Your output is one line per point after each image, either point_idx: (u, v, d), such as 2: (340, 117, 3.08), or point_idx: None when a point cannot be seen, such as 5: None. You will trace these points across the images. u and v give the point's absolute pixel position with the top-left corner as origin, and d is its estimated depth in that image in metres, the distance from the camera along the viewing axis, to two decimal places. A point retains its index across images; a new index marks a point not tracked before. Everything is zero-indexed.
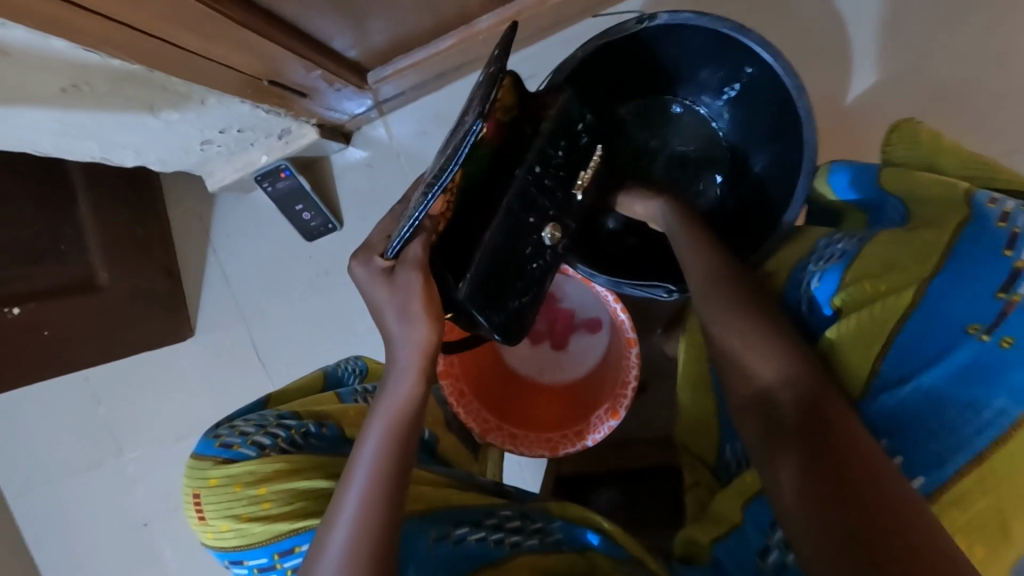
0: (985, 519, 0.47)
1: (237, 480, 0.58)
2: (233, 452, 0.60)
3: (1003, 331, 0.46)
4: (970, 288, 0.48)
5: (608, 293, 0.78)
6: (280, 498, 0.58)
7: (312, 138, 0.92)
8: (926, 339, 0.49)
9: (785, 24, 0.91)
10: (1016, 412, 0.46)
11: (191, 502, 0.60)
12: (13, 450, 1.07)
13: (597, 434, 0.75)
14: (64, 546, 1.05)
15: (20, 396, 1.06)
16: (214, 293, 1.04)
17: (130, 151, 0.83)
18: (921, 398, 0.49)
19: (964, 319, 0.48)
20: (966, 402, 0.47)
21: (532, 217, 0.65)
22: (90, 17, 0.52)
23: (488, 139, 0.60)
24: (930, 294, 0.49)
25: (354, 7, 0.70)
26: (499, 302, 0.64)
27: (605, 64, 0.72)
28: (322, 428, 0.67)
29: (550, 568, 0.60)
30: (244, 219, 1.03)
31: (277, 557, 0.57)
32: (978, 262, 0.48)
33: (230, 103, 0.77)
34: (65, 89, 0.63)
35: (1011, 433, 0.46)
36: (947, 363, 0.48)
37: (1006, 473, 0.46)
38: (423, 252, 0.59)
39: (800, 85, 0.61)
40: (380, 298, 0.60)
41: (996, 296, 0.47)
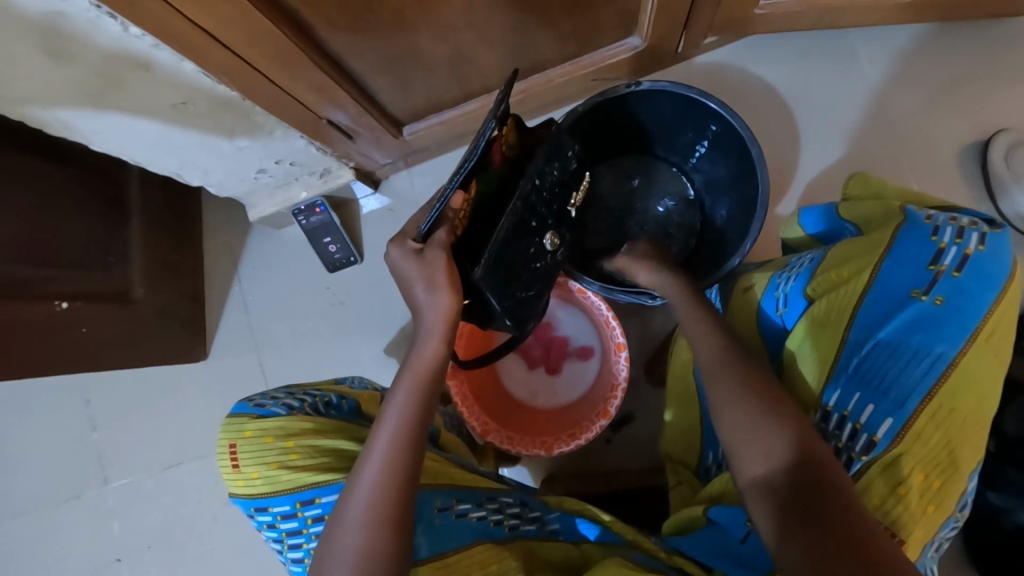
0: (939, 453, 0.51)
1: (269, 433, 0.67)
2: (266, 410, 0.70)
3: (936, 291, 0.54)
4: (909, 261, 0.55)
5: (601, 303, 0.88)
6: (306, 451, 0.66)
7: (347, 180, 1.00)
8: (880, 305, 0.56)
9: (771, 109, 1.01)
10: (954, 356, 0.52)
11: (227, 452, 0.69)
12: (9, 468, 1.18)
13: (590, 433, 0.84)
14: (51, 557, 1.15)
15: (51, 414, 1.19)
16: (234, 319, 1.14)
17: (201, 172, 0.84)
18: (880, 352, 0.55)
19: (908, 285, 0.55)
20: (914, 347, 0.53)
21: (533, 222, 0.71)
22: (215, 47, 0.58)
23: (495, 164, 0.68)
24: (883, 273, 0.56)
25: (403, 68, 0.78)
26: (509, 288, 0.69)
27: (597, 124, 0.85)
28: (342, 401, 0.75)
29: (547, 553, 0.65)
30: (270, 252, 1.14)
31: (299, 505, 0.65)
32: (914, 244, 0.56)
33: (293, 136, 0.81)
34: (175, 106, 0.67)
35: (950, 370, 0.52)
36: (897, 319, 0.54)
37: (951, 405, 0.52)
38: (447, 238, 0.64)
39: (754, 137, 0.74)
40: (410, 272, 0.65)
41: (928, 268, 0.55)
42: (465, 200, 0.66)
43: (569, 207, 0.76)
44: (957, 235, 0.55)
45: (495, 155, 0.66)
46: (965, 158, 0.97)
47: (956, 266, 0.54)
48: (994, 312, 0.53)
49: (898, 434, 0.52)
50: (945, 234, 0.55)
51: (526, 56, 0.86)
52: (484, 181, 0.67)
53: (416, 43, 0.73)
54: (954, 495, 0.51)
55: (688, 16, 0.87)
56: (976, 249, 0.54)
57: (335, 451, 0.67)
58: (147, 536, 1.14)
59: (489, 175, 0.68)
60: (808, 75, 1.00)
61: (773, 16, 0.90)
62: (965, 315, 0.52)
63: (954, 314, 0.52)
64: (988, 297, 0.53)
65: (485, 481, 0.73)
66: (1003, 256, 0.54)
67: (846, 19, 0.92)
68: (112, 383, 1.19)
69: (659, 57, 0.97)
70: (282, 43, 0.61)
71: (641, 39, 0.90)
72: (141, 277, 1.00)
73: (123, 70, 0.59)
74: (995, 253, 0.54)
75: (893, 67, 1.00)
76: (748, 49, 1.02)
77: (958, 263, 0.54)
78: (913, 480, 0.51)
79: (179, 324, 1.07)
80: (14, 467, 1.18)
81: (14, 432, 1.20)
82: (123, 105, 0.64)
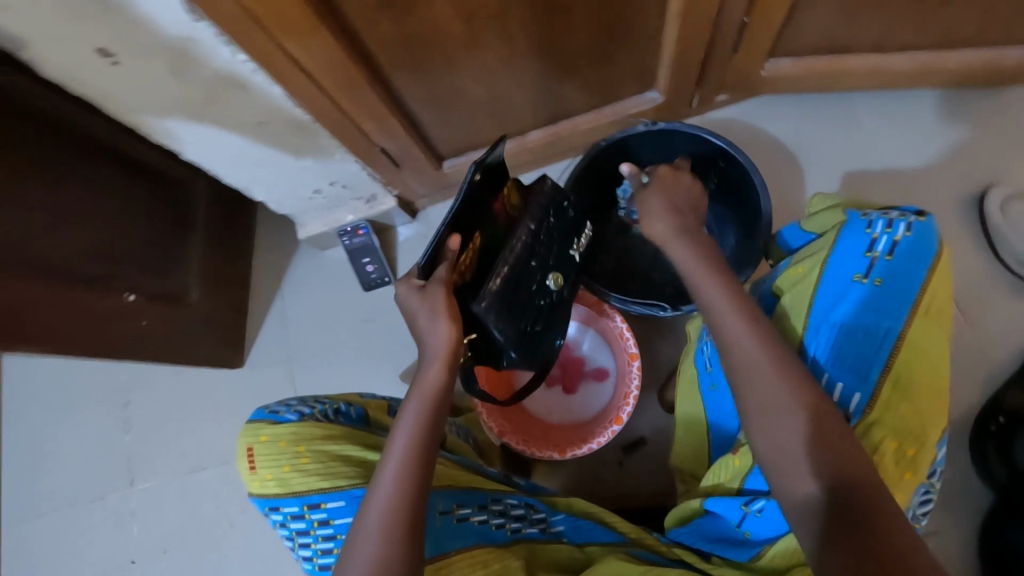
0: (907, 417, 0.63)
1: (283, 438, 0.74)
2: (280, 416, 0.76)
3: (874, 275, 0.65)
4: (852, 252, 0.67)
5: (616, 315, 0.97)
6: (315, 457, 0.73)
7: (390, 206, 1.11)
8: (832, 291, 0.66)
9: (777, 162, 1.10)
10: (898, 331, 0.64)
11: (245, 455, 0.75)
12: (41, 466, 1.23)
13: (601, 437, 0.91)
14: (72, 554, 1.18)
15: (82, 415, 1.23)
16: (274, 329, 1.22)
17: (266, 188, 0.96)
18: (841, 334, 0.65)
19: (852, 271, 0.66)
20: (866, 325, 0.64)
21: (534, 262, 0.79)
22: (302, 75, 0.71)
23: (501, 217, 0.79)
24: (833, 264, 0.67)
25: (451, 106, 0.91)
26: (514, 319, 0.76)
27: (619, 159, 0.95)
28: (351, 409, 0.82)
29: (546, 556, 0.73)
30: (313, 271, 1.23)
31: (307, 508, 0.73)
32: (855, 239, 0.67)
33: (349, 160, 0.93)
34: (259, 125, 0.79)
35: (898, 342, 0.64)
36: (849, 301, 0.65)
37: (907, 372, 0.64)
38: (446, 274, 0.70)
39: (756, 167, 0.86)
40: (413, 305, 0.70)
41: (866, 257, 0.66)
42: (469, 250, 0.75)
43: (570, 251, 0.85)
44: (887, 226, 0.66)
45: (494, 211, 0.78)
46: (961, 212, 1.05)
47: (887, 251, 0.65)
48: (924, 288, 0.65)
49: (868, 406, 0.63)
50: (877, 227, 0.66)
51: (556, 103, 0.97)
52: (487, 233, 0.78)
53: (464, 84, 0.85)
54: (921, 457, 0.64)
55: (701, 75, 0.99)
56: (904, 235, 0.65)
57: (342, 458, 0.74)
58: (163, 540, 1.17)
59: (493, 226, 0.78)
60: (814, 131, 1.10)
61: (779, 78, 1.01)
62: (898, 293, 0.64)
63: (892, 292, 0.64)
64: (918, 274, 0.65)
65: (491, 482, 0.79)
66: (927, 238, 0.66)
67: (847, 82, 1.02)
68: (142, 388, 1.22)
69: (675, 111, 1.08)
70: (354, 73, 0.74)
71: (659, 93, 1.01)
72: (197, 283, 1.10)
73: (223, 89, 0.71)
74: (920, 238, 0.65)
75: (894, 128, 1.09)
76: (758, 106, 1.13)
77: (889, 248, 0.65)
78: (886, 447, 0.63)
79: (224, 331, 1.16)
80: (45, 464, 1.23)
81: (45, 432, 1.24)
82: (218, 121, 0.77)
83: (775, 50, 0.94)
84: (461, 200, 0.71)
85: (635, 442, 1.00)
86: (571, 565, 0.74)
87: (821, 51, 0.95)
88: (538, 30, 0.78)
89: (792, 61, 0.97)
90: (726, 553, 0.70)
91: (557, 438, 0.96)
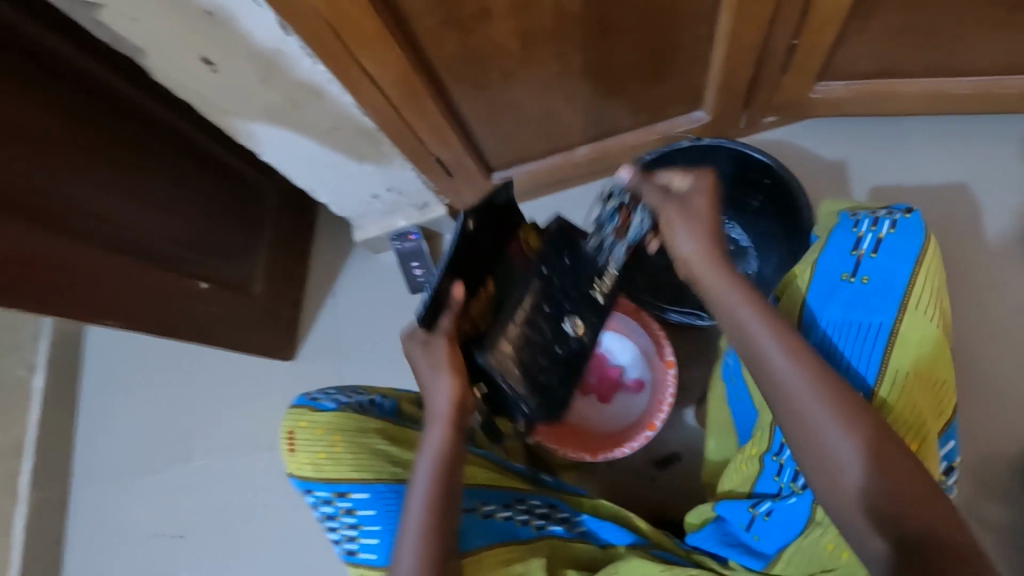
0: (911, 399, 0.70)
1: (321, 426, 0.77)
2: (320, 404, 0.80)
3: (861, 272, 0.77)
4: (840, 253, 0.79)
5: (658, 327, 1.00)
6: (349, 447, 0.76)
7: (441, 214, 1.17)
8: (826, 288, 0.78)
9: (825, 185, 1.10)
10: (891, 325, 0.73)
11: (285, 437, 0.79)
12: (102, 442, 1.31)
13: (636, 441, 0.94)
14: (119, 529, 1.24)
15: (145, 397, 1.33)
16: (324, 326, 1.28)
17: (330, 191, 1.04)
18: (834, 327, 0.76)
19: (841, 271, 0.78)
20: (857, 317, 0.75)
21: (548, 308, 0.74)
22: (372, 84, 0.78)
23: (515, 256, 0.75)
24: (824, 264, 0.80)
25: (504, 121, 0.96)
26: (524, 373, 0.72)
27: None
28: (384, 402, 0.87)
29: (572, 554, 0.76)
30: (363, 273, 1.30)
31: (336, 495, 0.76)
32: (842, 242, 0.80)
33: (405, 168, 1.00)
34: (330, 129, 0.87)
35: (891, 328, 0.73)
36: (840, 296, 0.77)
37: (905, 356, 0.71)
38: (450, 325, 0.69)
39: (801, 186, 0.89)
40: (419, 360, 0.71)
41: (852, 256, 0.78)
42: (477, 296, 0.72)
43: (595, 294, 0.77)
44: (872, 225, 0.79)
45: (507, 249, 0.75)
46: (1016, 241, 1.03)
47: (872, 249, 0.77)
48: (913, 282, 0.74)
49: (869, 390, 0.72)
50: (862, 226, 0.79)
51: (604, 120, 1.01)
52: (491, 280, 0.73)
53: (517, 99, 0.90)
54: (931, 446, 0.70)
55: (749, 97, 1.01)
56: (888, 233, 0.77)
57: (372, 450, 0.77)
58: (208, 518, 1.21)
59: (507, 271, 0.74)
60: (863, 156, 1.10)
61: (829, 100, 1.02)
62: (887, 288, 0.75)
63: (877, 286, 0.75)
64: (905, 270, 0.75)
65: (513, 480, 0.83)
66: (913, 236, 0.76)
67: (901, 106, 1.02)
68: (203, 373, 1.32)
69: (722, 132, 1.10)
70: (418, 84, 0.80)
71: (706, 112, 1.03)
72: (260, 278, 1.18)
73: (303, 96, 0.79)
74: (902, 235, 0.76)
75: (946, 154, 1.08)
76: (806, 129, 1.13)
77: (874, 246, 0.77)
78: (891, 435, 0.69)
79: (280, 325, 1.23)
80: (105, 440, 1.31)
81: (110, 410, 1.33)
82: (295, 125, 0.85)
83: (826, 72, 0.95)
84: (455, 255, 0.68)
85: (669, 457, 0.99)
86: (595, 563, 0.77)
87: (872, 74, 0.96)
88: (590, 48, 0.82)
89: (842, 83, 0.98)
90: (741, 559, 0.72)
91: (588, 445, 0.96)
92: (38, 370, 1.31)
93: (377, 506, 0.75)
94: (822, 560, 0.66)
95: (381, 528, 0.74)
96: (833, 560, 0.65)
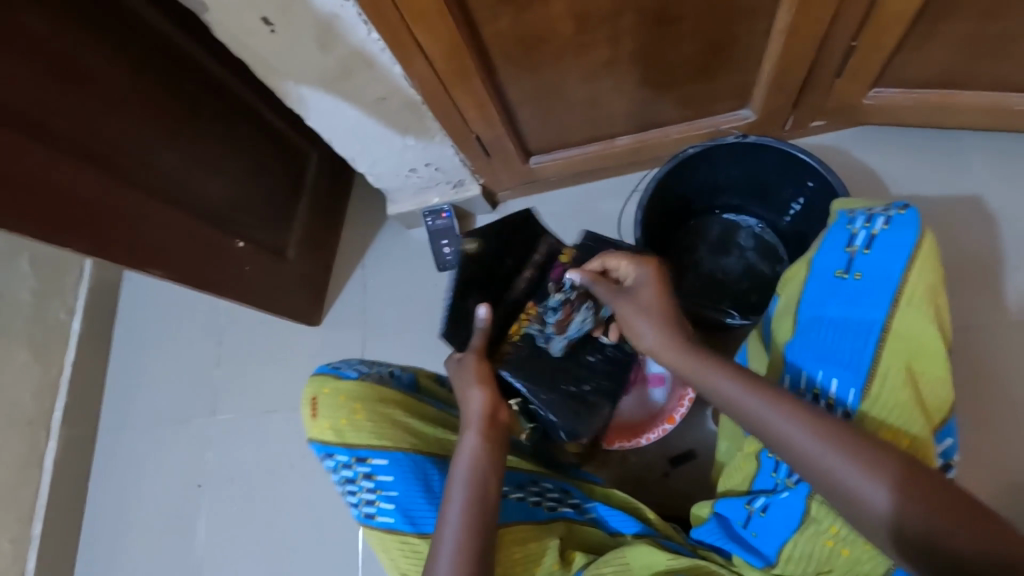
0: (900, 407, 0.63)
1: (344, 394, 0.78)
2: (343, 372, 0.81)
3: (854, 269, 0.69)
4: (834, 248, 0.71)
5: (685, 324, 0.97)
6: (371, 415, 0.76)
7: (475, 193, 1.18)
8: (818, 287, 0.71)
9: (871, 195, 1.07)
10: (885, 320, 0.66)
11: (308, 403, 0.79)
12: (135, 389, 1.36)
13: (653, 433, 0.94)
14: (145, 473, 1.29)
15: (175, 351, 1.37)
16: (352, 295, 1.31)
17: (370, 161, 1.05)
18: (826, 327, 0.69)
19: (834, 267, 0.71)
20: (850, 319, 0.68)
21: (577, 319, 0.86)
22: (422, 56, 0.79)
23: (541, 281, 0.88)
24: (816, 261, 0.72)
25: (548, 106, 0.96)
26: (552, 382, 0.82)
27: (706, 167, 0.97)
28: (401, 375, 0.88)
29: (582, 539, 0.77)
30: (395, 247, 1.32)
31: (355, 460, 0.75)
32: (835, 237, 0.72)
33: (446, 144, 1.02)
34: (377, 100, 0.89)
35: (885, 330, 0.65)
36: (834, 296, 0.70)
37: (898, 359, 0.64)
38: (480, 341, 0.80)
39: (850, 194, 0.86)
40: (450, 376, 0.79)
41: (845, 251, 0.71)
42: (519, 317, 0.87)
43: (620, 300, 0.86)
44: (867, 220, 0.70)
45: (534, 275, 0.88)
46: None
47: (865, 245, 0.69)
48: (908, 276, 0.66)
49: (861, 397, 0.65)
50: (856, 222, 0.71)
51: (649, 111, 1.00)
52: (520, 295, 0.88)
53: (564, 82, 0.90)
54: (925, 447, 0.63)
55: (799, 98, 0.99)
56: (881, 229, 0.69)
57: (391, 419, 0.77)
58: (229, 470, 1.25)
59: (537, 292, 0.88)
60: (913, 167, 1.07)
61: (883, 107, 0.99)
62: (880, 284, 0.67)
63: (871, 284, 0.68)
64: (899, 264, 0.66)
65: (527, 463, 0.83)
66: (908, 230, 0.67)
67: (957, 119, 0.99)
68: (233, 332, 1.35)
69: (767, 132, 1.08)
70: (468, 62, 0.81)
71: (753, 111, 1.02)
72: (295, 242, 1.20)
73: (356, 64, 0.82)
74: (897, 230, 0.68)
75: (1002, 171, 1.04)
76: (855, 137, 1.11)
77: (867, 242, 0.69)
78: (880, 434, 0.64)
79: (310, 291, 1.26)
80: (138, 387, 1.36)
81: (144, 360, 1.38)
82: (344, 92, 0.87)
83: (882, 77, 0.93)
84: (463, 271, 0.81)
85: (684, 454, 0.99)
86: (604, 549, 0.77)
87: (930, 83, 0.93)
88: (642, 36, 0.82)
89: (898, 91, 0.96)
90: (744, 556, 0.69)
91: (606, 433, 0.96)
92: (77, 315, 1.36)
93: (395, 472, 0.74)
94: (823, 555, 0.65)
95: (399, 493, 0.73)
96: (833, 558, 0.64)
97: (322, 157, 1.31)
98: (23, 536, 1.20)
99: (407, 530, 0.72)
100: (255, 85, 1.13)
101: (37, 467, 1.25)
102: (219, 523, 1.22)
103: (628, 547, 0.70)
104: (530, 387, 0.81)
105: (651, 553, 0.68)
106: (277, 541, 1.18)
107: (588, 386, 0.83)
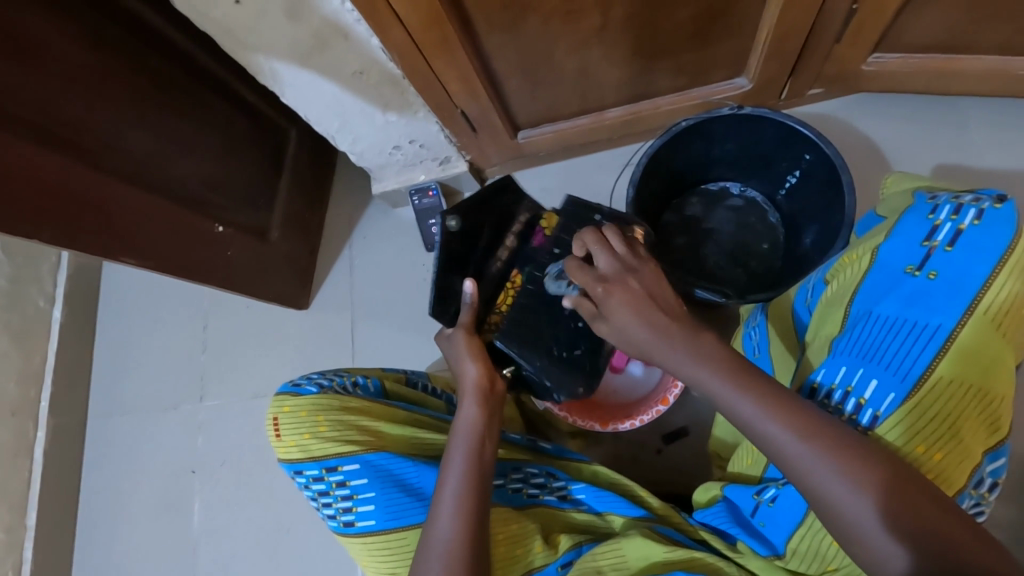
0: (941, 426, 0.56)
1: (304, 408, 0.74)
2: (301, 389, 0.77)
3: (930, 267, 0.59)
4: (907, 237, 0.61)
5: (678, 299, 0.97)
6: (334, 425, 0.73)
7: (462, 170, 1.14)
8: (880, 279, 0.62)
9: (869, 166, 1.05)
10: (951, 329, 0.56)
11: (270, 424, 0.76)
12: (123, 378, 1.34)
13: (646, 414, 0.92)
14: (137, 462, 1.28)
15: (160, 338, 1.35)
16: (339, 277, 1.28)
17: (352, 138, 1.01)
18: (880, 326, 0.60)
19: (904, 261, 0.61)
20: (912, 322, 0.58)
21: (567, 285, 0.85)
22: (400, 28, 0.75)
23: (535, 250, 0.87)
24: (883, 252, 0.62)
25: (534, 77, 0.91)
26: (541, 347, 0.81)
27: (700, 139, 0.94)
28: (367, 382, 0.82)
29: (562, 523, 0.77)
30: (383, 227, 1.28)
31: (326, 470, 0.73)
32: (912, 223, 0.62)
33: (429, 119, 0.98)
34: (353, 74, 0.85)
35: (949, 342, 0.56)
36: (896, 293, 0.60)
37: (956, 374, 0.56)
38: (468, 318, 0.78)
39: (846, 165, 0.82)
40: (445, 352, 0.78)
41: (922, 244, 0.60)
42: (509, 290, 0.85)
43: None
44: (953, 212, 0.60)
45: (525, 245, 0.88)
46: None
47: (948, 241, 0.59)
48: (993, 282, 0.56)
49: (899, 408, 0.56)
50: (941, 212, 0.61)
51: (641, 81, 0.96)
52: (506, 267, 0.87)
53: (552, 52, 0.85)
54: (961, 468, 0.55)
55: (796, 66, 0.95)
56: (970, 224, 0.59)
57: (358, 427, 0.74)
58: (221, 454, 1.24)
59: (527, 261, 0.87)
60: (911, 136, 1.04)
61: (882, 74, 0.96)
62: (960, 287, 0.57)
63: (947, 287, 0.58)
64: (986, 267, 0.57)
65: (511, 449, 0.81)
66: (1002, 228, 0.57)
67: (958, 85, 0.96)
68: (219, 317, 1.33)
69: (763, 102, 1.04)
70: (449, 33, 0.76)
71: (748, 80, 0.98)
72: (278, 224, 1.17)
73: (329, 35, 0.77)
74: (992, 228, 0.58)
75: (1005, 138, 1.01)
76: (853, 104, 1.08)
77: (950, 238, 0.59)
78: (911, 450, 0.55)
79: (296, 273, 1.23)
80: (125, 376, 1.34)
81: (130, 349, 1.36)
82: (319, 67, 0.83)
83: (882, 43, 0.89)
84: (445, 248, 0.80)
85: (678, 432, 0.99)
86: (592, 532, 0.77)
87: (932, 48, 0.90)
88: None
89: (898, 57, 0.92)
90: (750, 543, 0.68)
91: (600, 415, 0.95)
92: (57, 303, 1.33)
93: (369, 474, 0.72)
94: (828, 552, 0.60)
95: (375, 495, 0.72)
96: (837, 556, 0.60)
97: (302, 135, 1.26)
98: (18, 526, 1.20)
99: (390, 526, 0.71)
100: (226, 59, 1.07)
101: (26, 457, 1.23)
102: (216, 508, 1.22)
103: (618, 539, 0.69)
104: (521, 353, 0.80)
105: (647, 544, 0.68)
106: (276, 525, 1.18)
107: (581, 348, 0.83)
